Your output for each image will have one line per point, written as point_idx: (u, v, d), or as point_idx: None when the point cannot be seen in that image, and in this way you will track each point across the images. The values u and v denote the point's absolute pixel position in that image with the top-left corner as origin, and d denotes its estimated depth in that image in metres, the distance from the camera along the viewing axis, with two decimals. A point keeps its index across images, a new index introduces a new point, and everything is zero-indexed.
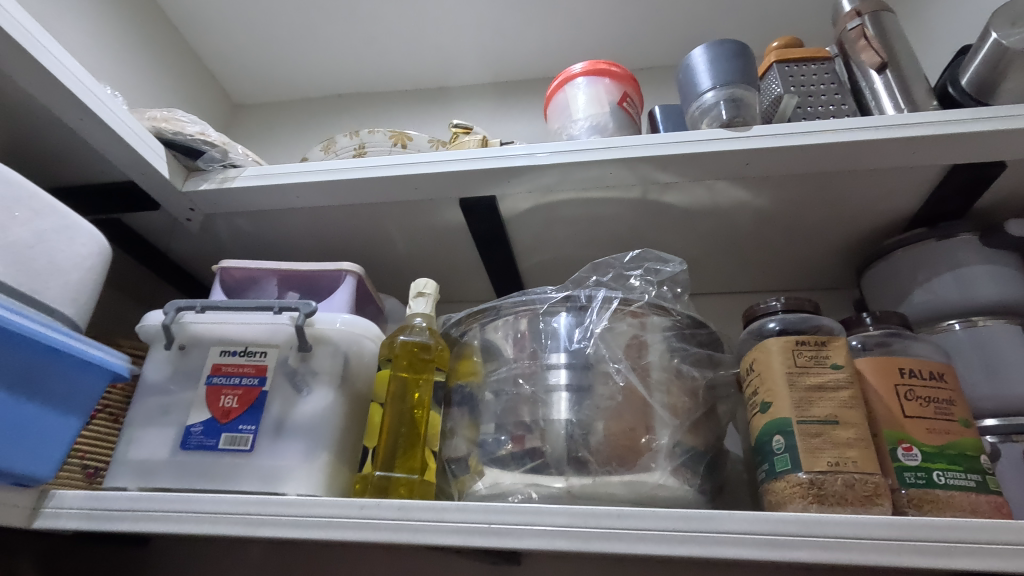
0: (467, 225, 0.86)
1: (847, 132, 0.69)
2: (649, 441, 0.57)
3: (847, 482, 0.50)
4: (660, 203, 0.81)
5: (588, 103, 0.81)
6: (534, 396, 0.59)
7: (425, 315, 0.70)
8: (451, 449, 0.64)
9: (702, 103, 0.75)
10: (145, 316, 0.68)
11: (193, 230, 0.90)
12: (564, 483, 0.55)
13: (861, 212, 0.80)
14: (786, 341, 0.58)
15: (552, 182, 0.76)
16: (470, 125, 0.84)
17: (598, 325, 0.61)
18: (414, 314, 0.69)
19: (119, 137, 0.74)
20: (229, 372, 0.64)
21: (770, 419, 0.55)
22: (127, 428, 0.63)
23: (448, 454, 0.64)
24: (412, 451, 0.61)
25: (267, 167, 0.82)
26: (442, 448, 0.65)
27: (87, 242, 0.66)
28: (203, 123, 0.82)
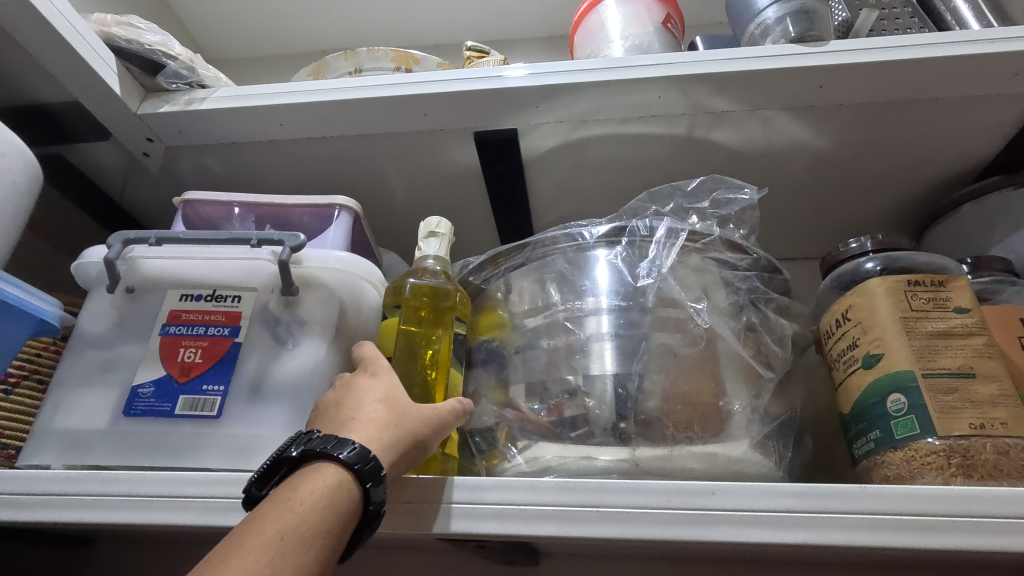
0: (480, 168, 0.73)
1: (940, 49, 0.59)
2: (728, 405, 0.45)
3: (998, 448, 0.40)
4: (707, 142, 0.70)
5: (626, 23, 0.69)
6: (579, 346, 0.47)
7: (439, 257, 0.56)
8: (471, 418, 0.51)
9: (763, 20, 0.65)
10: (83, 253, 0.54)
11: (151, 169, 0.76)
12: (629, 454, 0.43)
13: (932, 157, 0.70)
14: (894, 281, 0.47)
15: (587, 110, 0.65)
16: (486, 49, 0.72)
17: (665, 261, 0.49)
18: (425, 257, 0.56)
19: (58, 36, 0.60)
20: (191, 320, 0.50)
21: (883, 374, 0.44)
22: (54, 391, 0.49)
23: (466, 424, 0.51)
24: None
25: (242, 88, 0.68)
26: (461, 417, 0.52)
27: (8, 154, 0.54)
28: (165, 33, 0.67)
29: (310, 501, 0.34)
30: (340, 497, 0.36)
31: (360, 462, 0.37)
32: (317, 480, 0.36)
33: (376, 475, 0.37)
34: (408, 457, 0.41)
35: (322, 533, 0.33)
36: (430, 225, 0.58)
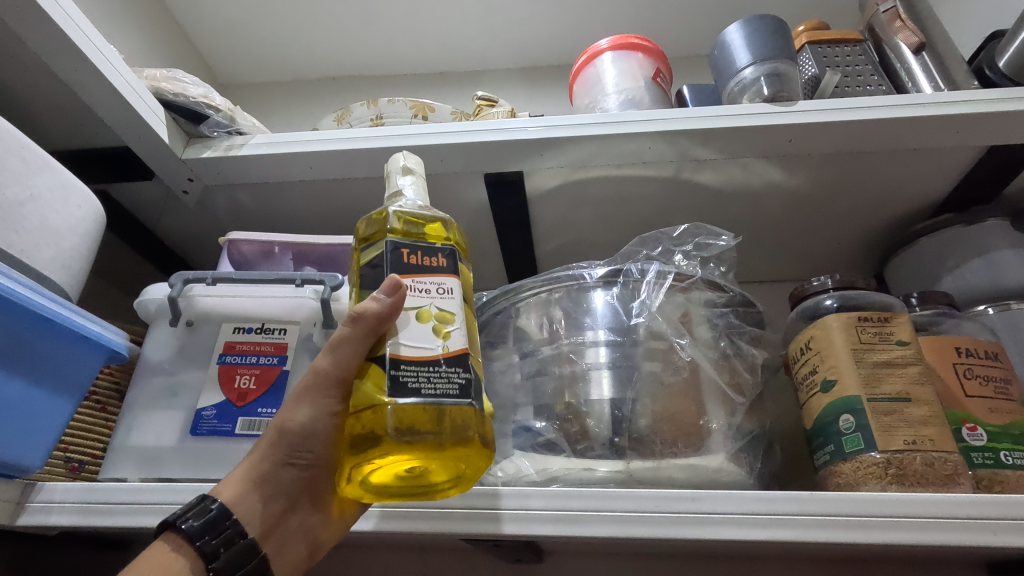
0: (489, 205, 0.81)
1: (894, 109, 0.67)
2: (708, 424, 0.53)
3: (926, 460, 0.49)
4: (693, 183, 0.78)
5: (620, 77, 0.78)
6: (583, 374, 0.55)
7: (417, 197, 0.50)
8: (436, 381, 0.39)
9: (741, 78, 0.73)
10: (145, 290, 0.61)
11: (188, 203, 0.83)
12: (624, 466, 0.52)
13: (891, 196, 0.79)
14: (847, 317, 0.55)
15: (587, 156, 0.73)
16: (495, 99, 0.81)
17: (654, 301, 0.58)
18: (399, 194, 0.50)
19: (117, 93, 0.67)
20: (245, 350, 0.58)
21: (836, 398, 0.53)
22: (126, 413, 0.56)
23: (458, 376, 0.40)
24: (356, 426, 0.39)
25: (276, 135, 0.76)
26: (453, 364, 0.40)
27: (82, 204, 0.60)
28: (208, 86, 0.75)
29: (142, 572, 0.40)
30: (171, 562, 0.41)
31: (188, 519, 0.42)
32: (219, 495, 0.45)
33: (212, 532, 0.42)
34: (295, 444, 0.45)
35: None
36: (393, 164, 0.51)
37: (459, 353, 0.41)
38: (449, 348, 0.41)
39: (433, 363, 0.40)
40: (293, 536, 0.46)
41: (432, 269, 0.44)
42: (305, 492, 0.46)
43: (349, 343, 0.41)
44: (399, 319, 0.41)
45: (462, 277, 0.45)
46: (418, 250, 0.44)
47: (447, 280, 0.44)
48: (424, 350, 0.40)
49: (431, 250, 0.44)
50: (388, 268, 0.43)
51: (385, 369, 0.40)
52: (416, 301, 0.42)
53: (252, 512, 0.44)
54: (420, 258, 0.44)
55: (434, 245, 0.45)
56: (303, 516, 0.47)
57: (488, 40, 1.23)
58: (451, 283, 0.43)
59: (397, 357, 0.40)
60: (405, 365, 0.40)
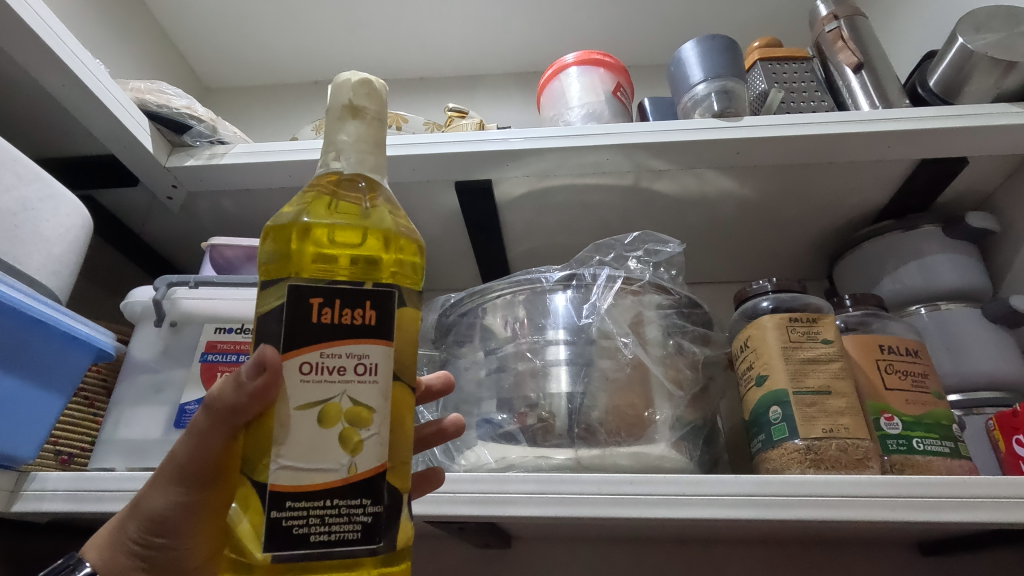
0: (460, 211, 0.86)
1: (831, 126, 0.73)
2: (652, 415, 0.58)
3: (841, 446, 0.54)
4: (651, 191, 0.83)
5: (583, 92, 0.83)
6: (538, 370, 0.60)
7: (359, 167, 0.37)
8: (330, 522, 0.32)
9: (694, 94, 0.78)
10: (131, 293, 0.66)
11: (173, 209, 0.87)
12: (573, 454, 0.57)
13: (835, 204, 0.85)
14: (780, 318, 0.61)
15: (549, 167, 0.78)
16: (465, 110, 0.86)
17: (604, 303, 0.63)
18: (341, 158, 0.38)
19: (103, 106, 0.70)
20: (226, 349, 0.62)
21: (766, 391, 0.58)
22: (114, 408, 0.61)
23: (356, 515, 0.32)
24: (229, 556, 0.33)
25: (256, 144, 0.80)
26: (356, 495, 0.32)
27: (71, 213, 0.64)
28: (191, 97, 0.79)
29: None
30: None
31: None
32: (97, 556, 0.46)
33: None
34: (151, 528, 0.42)
35: None
36: (336, 98, 0.38)
37: (371, 474, 0.33)
38: (358, 468, 0.32)
39: (329, 494, 0.32)
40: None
41: (351, 330, 0.33)
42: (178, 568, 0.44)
43: (204, 434, 0.38)
44: (294, 425, 0.32)
45: (400, 339, 0.35)
46: (334, 299, 0.33)
47: (371, 351, 0.33)
48: (323, 475, 0.32)
49: (352, 298, 0.34)
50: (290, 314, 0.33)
51: (264, 507, 0.31)
52: (322, 392, 0.32)
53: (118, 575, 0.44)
54: (337, 311, 0.33)
55: (360, 284, 0.34)
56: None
57: (465, 48, 1.28)
58: (377, 356, 0.33)
59: (281, 491, 0.31)
60: (293, 501, 0.31)
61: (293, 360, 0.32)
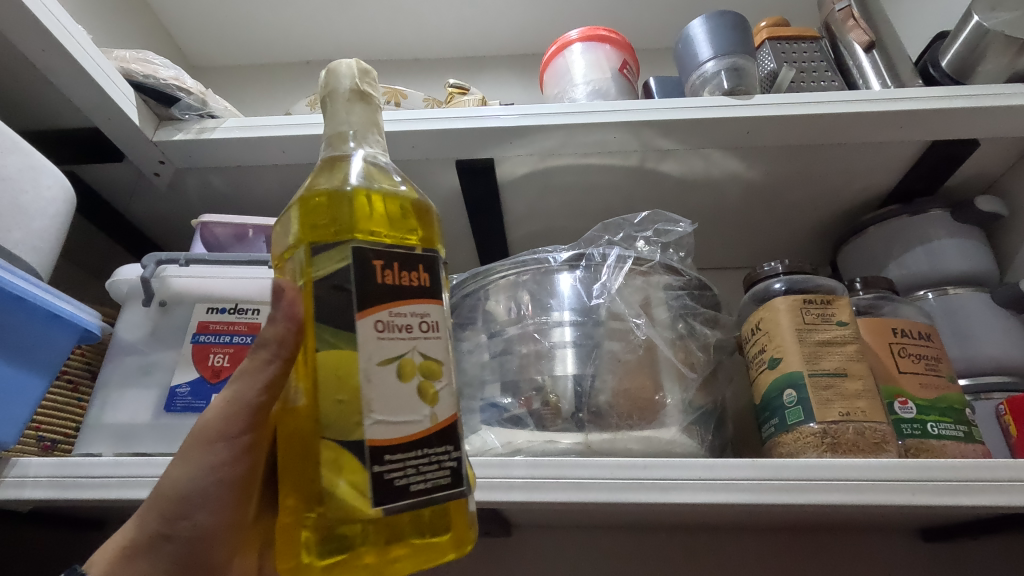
0: (461, 191, 0.83)
1: (843, 105, 0.71)
2: (663, 398, 0.57)
3: (858, 430, 0.53)
4: (657, 172, 0.81)
5: (588, 69, 0.80)
6: (544, 352, 0.58)
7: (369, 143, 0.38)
8: (424, 472, 0.32)
9: (703, 72, 0.76)
10: (116, 271, 0.62)
11: (160, 186, 0.83)
12: (583, 438, 0.55)
13: (843, 187, 0.83)
14: (793, 300, 0.59)
15: (554, 145, 0.75)
16: (466, 86, 0.83)
17: (614, 283, 0.61)
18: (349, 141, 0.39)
19: (87, 75, 0.66)
20: (218, 330, 0.59)
21: (780, 373, 0.57)
22: (100, 390, 0.58)
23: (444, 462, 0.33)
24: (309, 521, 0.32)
25: (248, 119, 0.76)
26: (443, 443, 0.33)
27: (53, 185, 0.60)
28: (179, 68, 0.75)
29: None
30: None
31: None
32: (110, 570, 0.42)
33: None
34: (178, 507, 0.39)
35: None
36: (336, 85, 0.39)
37: (449, 422, 0.34)
38: (438, 418, 0.33)
39: (421, 444, 0.32)
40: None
41: (414, 290, 0.34)
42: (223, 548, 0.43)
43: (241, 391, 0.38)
44: (379, 382, 0.32)
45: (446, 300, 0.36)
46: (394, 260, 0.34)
47: (431, 310, 0.34)
48: (409, 428, 0.32)
49: (412, 260, 0.34)
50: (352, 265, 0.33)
51: (365, 463, 0.31)
52: (398, 349, 0.33)
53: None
54: (400, 273, 0.34)
55: (413, 249, 0.35)
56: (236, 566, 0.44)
57: (462, 28, 1.24)
58: (437, 314, 0.35)
59: (379, 447, 0.31)
60: (391, 454, 0.31)
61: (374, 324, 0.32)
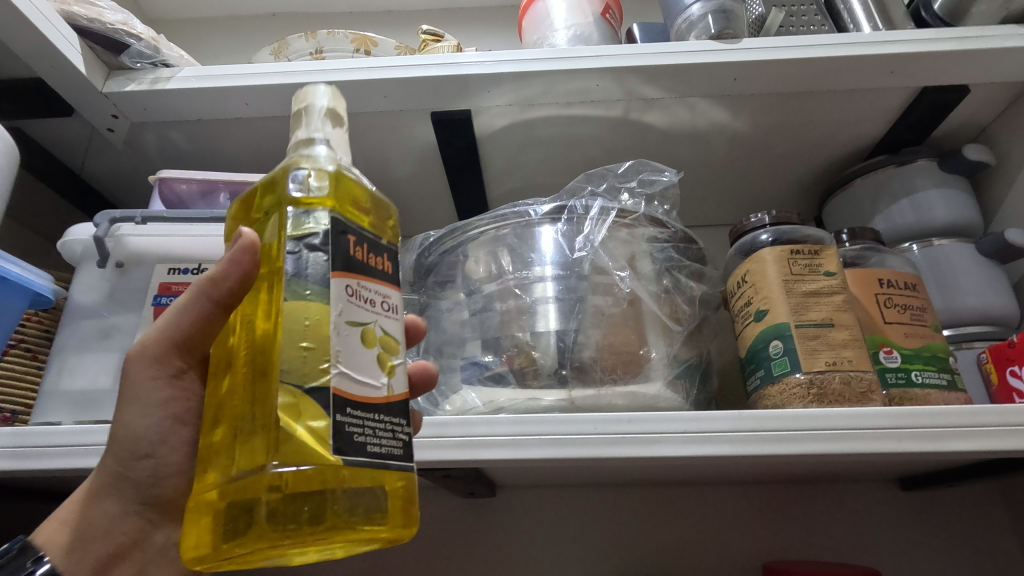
0: (437, 145, 0.80)
1: (835, 48, 0.68)
2: (647, 353, 0.55)
3: (844, 380, 0.52)
4: (640, 123, 0.78)
5: (570, 13, 0.76)
6: (525, 308, 0.56)
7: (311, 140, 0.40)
8: (382, 436, 0.34)
9: (689, 15, 0.73)
10: (67, 231, 0.58)
11: (115, 142, 0.78)
12: (566, 394, 0.53)
13: (830, 138, 0.81)
14: (781, 250, 0.58)
15: (534, 94, 0.72)
16: (441, 33, 0.79)
17: (597, 235, 0.59)
18: (315, 139, 0.39)
19: (24, 18, 0.61)
20: (181, 291, 0.56)
21: (767, 325, 0.56)
22: (56, 356, 0.55)
23: (402, 434, 0.35)
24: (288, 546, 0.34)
25: (206, 67, 0.71)
26: (399, 415, 0.35)
27: None
28: (127, 11, 0.69)
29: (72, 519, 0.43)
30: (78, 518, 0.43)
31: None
32: (45, 534, 0.43)
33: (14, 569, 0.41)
34: (145, 399, 0.42)
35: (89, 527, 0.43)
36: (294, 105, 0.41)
37: (404, 397, 0.36)
38: (394, 389, 0.36)
39: (375, 410, 0.34)
40: (146, 564, 0.44)
41: (377, 273, 0.37)
42: (157, 503, 0.44)
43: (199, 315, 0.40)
44: (344, 340, 0.34)
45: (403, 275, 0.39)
46: (364, 241, 0.37)
47: (392, 293, 0.38)
48: (368, 389, 0.34)
49: (377, 248, 0.38)
50: (327, 261, 0.35)
51: (329, 412, 0.32)
52: (364, 317, 0.35)
53: (85, 546, 0.43)
54: (366, 253, 0.37)
55: (380, 240, 0.39)
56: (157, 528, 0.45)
57: None
58: (397, 296, 0.38)
59: (342, 397, 0.33)
60: (354, 408, 0.33)
61: (342, 385, 0.33)
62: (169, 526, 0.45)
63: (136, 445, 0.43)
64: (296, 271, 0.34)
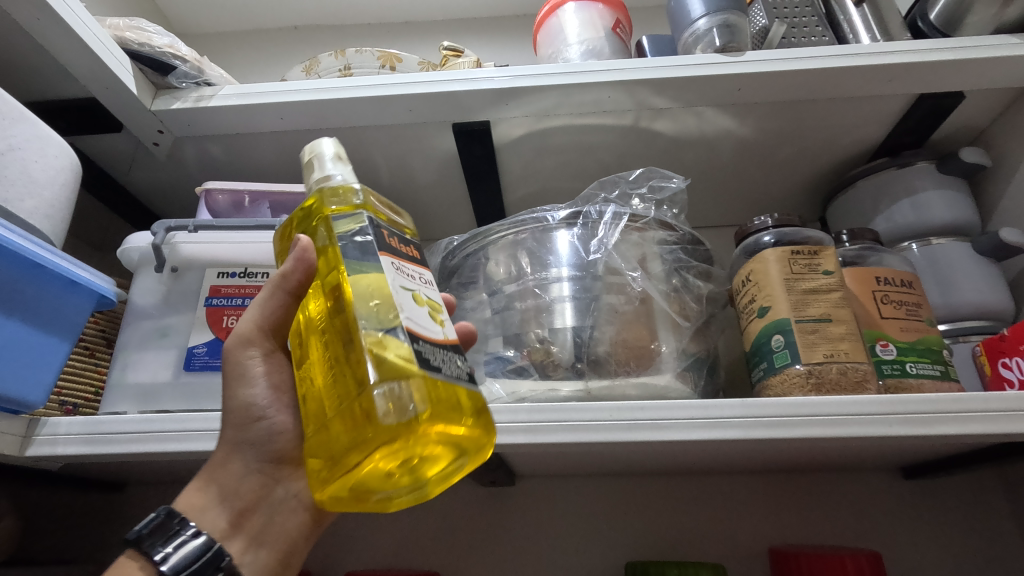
0: (457, 154, 0.85)
1: (834, 59, 0.72)
2: (657, 347, 0.60)
3: (840, 370, 0.56)
4: (650, 131, 0.82)
5: (582, 28, 0.81)
6: (544, 306, 0.61)
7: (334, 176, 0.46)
8: (450, 364, 0.40)
9: (695, 30, 0.77)
10: (126, 240, 0.64)
11: (159, 155, 0.84)
12: (582, 385, 0.58)
13: (832, 142, 0.85)
14: (782, 251, 0.62)
15: (550, 106, 0.76)
16: (460, 49, 0.83)
17: (611, 238, 0.64)
18: (332, 177, 0.46)
19: (85, 45, 0.67)
20: (230, 294, 0.62)
21: (769, 321, 0.60)
22: (120, 353, 0.60)
23: (464, 363, 0.41)
24: (394, 464, 0.38)
25: (244, 86, 0.77)
26: (456, 352, 0.41)
27: (60, 155, 0.62)
28: (173, 35, 0.75)
29: (203, 486, 0.49)
30: (209, 483, 0.49)
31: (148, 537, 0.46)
32: (183, 503, 0.49)
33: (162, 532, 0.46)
34: (245, 374, 0.50)
35: (218, 487, 0.49)
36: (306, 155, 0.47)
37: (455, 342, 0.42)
38: (448, 335, 0.42)
39: (442, 347, 0.40)
40: (271, 518, 0.49)
41: (411, 258, 0.44)
42: (275, 459, 0.50)
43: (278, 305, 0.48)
44: (403, 296, 0.40)
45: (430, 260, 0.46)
46: (394, 235, 0.44)
47: (426, 271, 0.44)
48: (430, 331, 0.40)
49: (405, 240, 0.45)
50: (373, 243, 0.41)
51: (408, 340, 0.38)
52: (411, 283, 0.41)
53: (218, 503, 0.48)
54: (399, 243, 0.44)
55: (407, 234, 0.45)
56: (278, 482, 0.50)
57: None
58: (430, 273, 0.44)
59: (414, 332, 0.39)
60: (424, 341, 0.39)
61: (413, 325, 0.39)
62: (290, 480, 0.50)
63: (248, 411, 0.49)
64: (353, 257, 0.40)
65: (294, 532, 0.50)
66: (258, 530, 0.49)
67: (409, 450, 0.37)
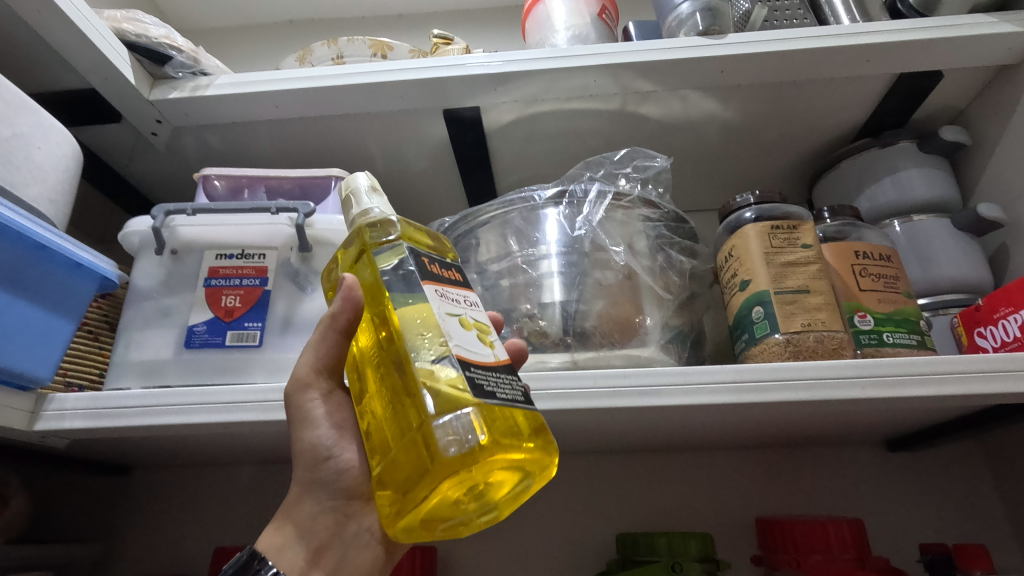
0: (449, 141, 0.87)
1: (814, 40, 0.74)
2: (642, 320, 0.62)
3: (817, 338, 0.58)
4: (637, 115, 0.84)
5: (569, 15, 0.83)
6: (532, 282, 0.63)
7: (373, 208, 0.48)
8: (505, 387, 0.41)
9: (679, 14, 0.79)
10: (126, 224, 0.66)
11: (158, 145, 0.86)
12: (569, 356, 0.60)
13: (816, 124, 0.87)
14: (762, 226, 0.64)
15: (538, 91, 0.78)
16: (450, 36, 0.85)
17: (596, 216, 0.65)
18: (369, 209, 0.48)
19: (84, 36, 0.69)
20: (228, 274, 0.64)
21: (750, 293, 0.62)
22: (123, 333, 0.62)
23: (518, 383, 0.42)
24: (460, 493, 0.40)
25: (240, 75, 0.78)
26: (509, 371, 0.42)
27: (62, 142, 0.64)
28: (169, 27, 0.77)
29: (275, 534, 0.47)
30: (281, 527, 0.47)
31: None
32: (262, 545, 0.47)
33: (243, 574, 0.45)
34: (308, 417, 0.49)
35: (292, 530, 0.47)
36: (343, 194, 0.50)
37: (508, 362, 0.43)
38: (499, 355, 0.43)
39: (495, 370, 0.41)
40: (346, 555, 0.48)
41: (453, 281, 0.46)
42: (347, 496, 0.48)
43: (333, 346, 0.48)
44: (449, 323, 0.41)
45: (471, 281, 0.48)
46: (435, 260, 0.46)
47: (468, 293, 0.46)
48: (480, 356, 0.41)
49: (445, 264, 0.47)
50: (416, 273, 0.43)
51: (461, 369, 0.39)
52: (456, 308, 0.43)
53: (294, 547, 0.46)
54: (440, 269, 0.45)
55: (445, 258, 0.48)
56: (350, 519, 0.48)
57: None
58: (473, 295, 0.46)
59: (465, 359, 0.40)
60: (475, 367, 0.40)
61: (462, 352, 0.40)
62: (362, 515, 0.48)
63: (316, 452, 0.48)
64: (401, 289, 0.43)
65: (368, 567, 0.48)
66: (335, 567, 0.47)
67: (474, 476, 0.38)
